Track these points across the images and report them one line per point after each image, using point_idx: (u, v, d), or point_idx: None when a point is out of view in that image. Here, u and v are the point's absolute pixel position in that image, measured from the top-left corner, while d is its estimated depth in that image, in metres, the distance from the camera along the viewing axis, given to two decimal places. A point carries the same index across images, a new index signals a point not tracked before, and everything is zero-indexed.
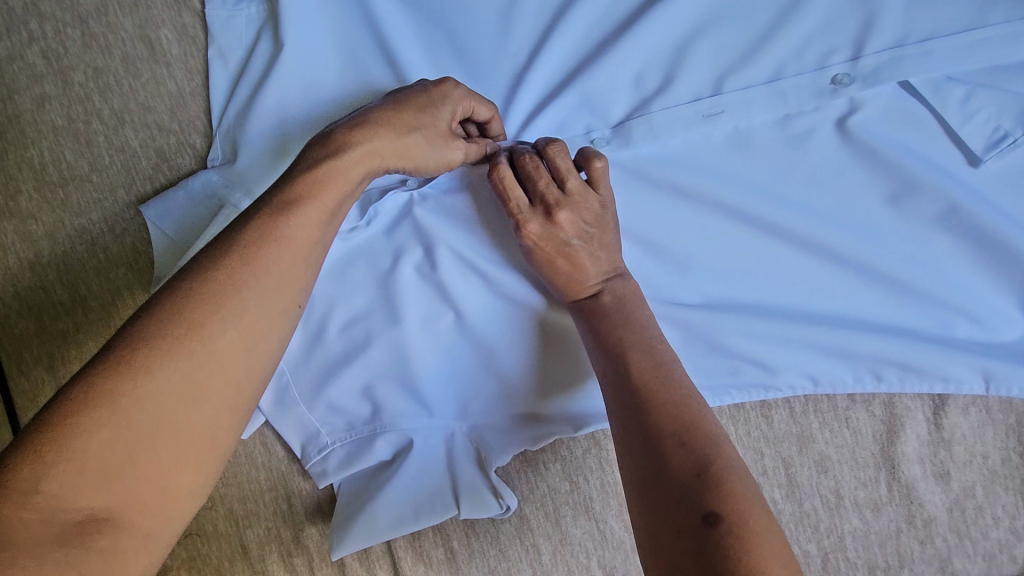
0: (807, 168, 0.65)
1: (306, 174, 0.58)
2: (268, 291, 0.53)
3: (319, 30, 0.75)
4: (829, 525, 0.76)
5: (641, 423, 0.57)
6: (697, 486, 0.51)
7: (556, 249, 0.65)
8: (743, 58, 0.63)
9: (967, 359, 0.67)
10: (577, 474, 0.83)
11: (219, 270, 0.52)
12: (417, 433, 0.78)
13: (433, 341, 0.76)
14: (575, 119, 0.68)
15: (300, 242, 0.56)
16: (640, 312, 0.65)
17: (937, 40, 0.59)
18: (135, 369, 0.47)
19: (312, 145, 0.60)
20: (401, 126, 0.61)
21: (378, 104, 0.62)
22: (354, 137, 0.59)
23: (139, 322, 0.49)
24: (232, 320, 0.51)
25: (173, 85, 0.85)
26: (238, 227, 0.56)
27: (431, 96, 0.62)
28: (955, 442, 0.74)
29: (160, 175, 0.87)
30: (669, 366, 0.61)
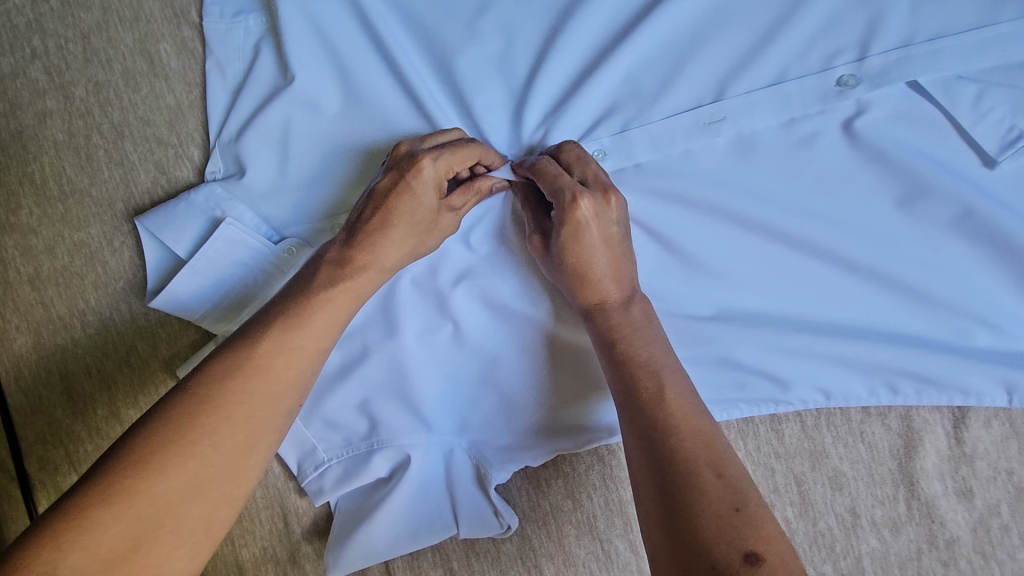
0: (814, 173, 0.63)
1: (320, 290, 0.60)
2: (276, 394, 0.55)
3: (313, 40, 0.73)
4: (846, 545, 0.72)
5: (673, 448, 0.55)
6: (737, 523, 0.49)
7: (602, 236, 0.63)
8: (746, 61, 0.62)
9: (986, 369, 0.64)
10: (580, 492, 0.80)
11: (233, 375, 0.53)
12: (414, 449, 0.75)
13: (432, 355, 0.74)
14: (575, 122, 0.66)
15: (313, 342, 0.58)
16: (658, 328, 0.64)
17: (946, 39, 0.57)
18: (149, 467, 0.48)
19: (322, 260, 0.63)
20: (403, 233, 0.62)
21: (371, 211, 0.62)
22: (366, 251, 0.62)
23: (156, 419, 0.51)
24: (243, 424, 0.52)
25: (172, 98, 0.85)
26: (255, 327, 0.58)
27: (415, 196, 0.61)
28: (978, 457, 0.71)
29: (158, 188, 0.87)
30: (693, 395, 0.60)
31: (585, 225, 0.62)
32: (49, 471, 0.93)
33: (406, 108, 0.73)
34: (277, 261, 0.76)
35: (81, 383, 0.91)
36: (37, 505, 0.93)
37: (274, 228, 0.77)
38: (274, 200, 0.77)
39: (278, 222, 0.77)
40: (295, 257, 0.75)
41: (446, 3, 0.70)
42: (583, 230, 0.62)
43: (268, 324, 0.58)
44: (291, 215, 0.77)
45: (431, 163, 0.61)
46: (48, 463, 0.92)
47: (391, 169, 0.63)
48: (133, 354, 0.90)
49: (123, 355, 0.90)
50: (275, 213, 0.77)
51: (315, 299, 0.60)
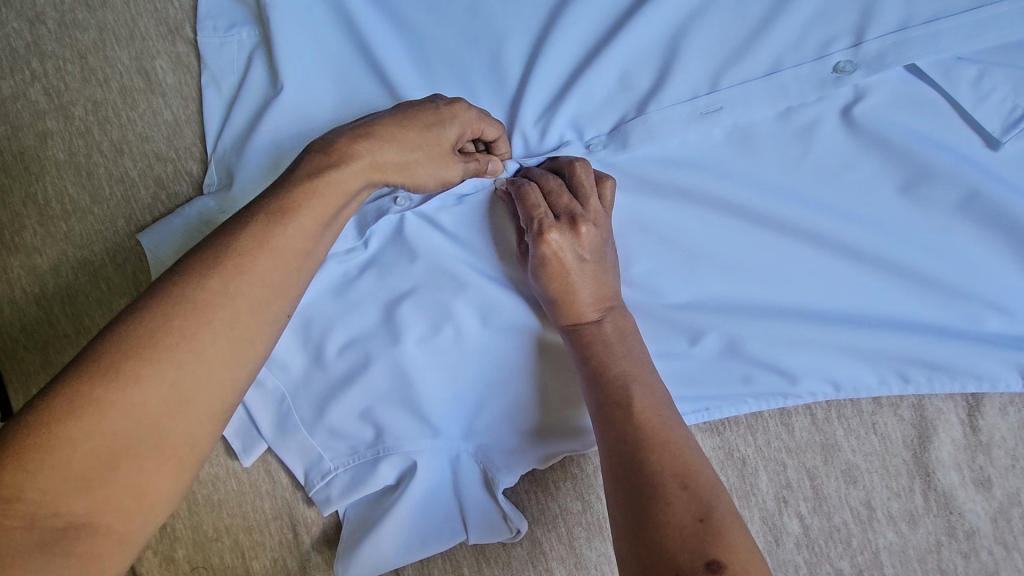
0: (813, 161, 0.62)
1: (307, 180, 0.55)
2: (261, 300, 0.51)
3: (305, 49, 0.74)
4: (862, 540, 0.71)
5: (640, 459, 0.54)
6: (701, 533, 0.48)
7: (574, 262, 0.62)
8: (739, 52, 0.61)
9: (999, 354, 0.63)
10: (589, 493, 0.79)
11: (211, 276, 0.49)
12: (421, 456, 0.74)
13: (435, 360, 0.73)
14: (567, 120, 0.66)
15: (299, 244, 0.53)
16: (637, 346, 0.63)
17: (944, 20, 0.56)
18: (121, 376, 0.44)
19: (313, 148, 0.58)
20: (406, 140, 0.59)
21: (382, 113, 0.61)
22: (360, 140, 0.58)
23: (124, 324, 0.47)
24: (225, 329, 0.48)
25: (170, 113, 0.86)
26: (233, 228, 0.53)
27: (440, 113, 0.61)
28: (995, 446, 0.69)
29: (158, 204, 0.87)
30: (666, 405, 0.59)
31: (554, 255, 0.62)
32: None
33: None
34: None
35: None
36: None
37: None
38: None
39: None
40: None
41: (437, 9, 0.70)
42: (558, 261, 0.62)
43: (249, 220, 0.53)
44: None
45: (469, 105, 0.63)
46: None
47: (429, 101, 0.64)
48: None
49: None
50: None
51: (302, 200, 0.54)
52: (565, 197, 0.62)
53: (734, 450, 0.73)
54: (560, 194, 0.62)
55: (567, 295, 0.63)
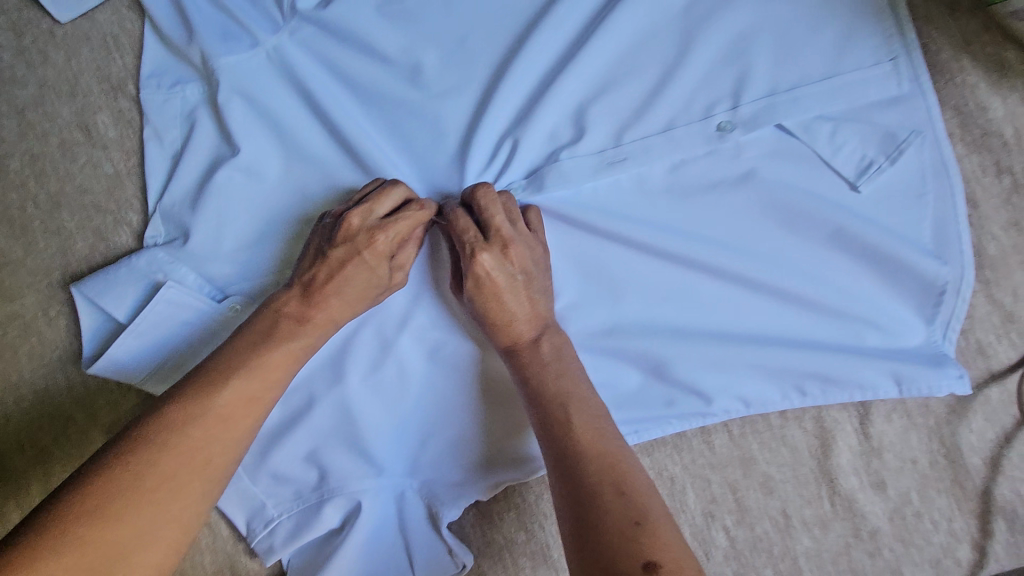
0: (709, 204, 0.70)
1: (279, 341, 0.64)
2: (233, 443, 0.59)
3: (249, 108, 0.78)
4: (782, 547, 0.76)
5: (580, 472, 0.60)
6: (636, 537, 0.54)
7: (505, 282, 0.67)
8: (640, 111, 0.70)
9: (877, 365, 0.69)
10: (532, 523, 0.81)
11: (194, 425, 0.57)
12: (366, 495, 0.75)
13: (379, 398, 0.75)
14: (489, 169, 0.73)
15: (270, 392, 0.63)
16: (572, 362, 0.68)
17: (802, 88, 0.66)
18: (106, 514, 0.51)
19: (280, 312, 0.66)
20: (358, 300, 0.68)
21: (324, 276, 0.67)
22: (321, 313, 0.67)
23: (114, 465, 0.54)
24: (199, 473, 0.56)
25: (110, 166, 0.87)
26: (216, 374, 0.61)
27: (371, 268, 0.67)
28: (886, 449, 0.75)
29: (97, 255, 0.87)
30: (603, 417, 0.64)
31: (487, 276, 0.67)
32: None
33: (343, 164, 0.78)
34: (220, 319, 0.77)
35: (15, 461, 0.87)
36: None
37: (218, 287, 0.79)
38: (218, 261, 0.79)
39: (222, 282, 0.79)
40: (239, 316, 0.78)
41: (373, 71, 0.76)
42: (490, 282, 0.67)
43: (228, 372, 0.61)
44: (236, 275, 0.79)
45: (387, 236, 0.66)
46: None
47: (347, 242, 0.66)
48: (71, 425, 0.88)
49: (60, 427, 0.88)
50: (219, 273, 0.79)
51: (277, 352, 0.64)
52: (497, 218, 0.66)
53: (663, 469, 0.77)
54: (494, 212, 0.66)
55: (501, 321, 0.68)
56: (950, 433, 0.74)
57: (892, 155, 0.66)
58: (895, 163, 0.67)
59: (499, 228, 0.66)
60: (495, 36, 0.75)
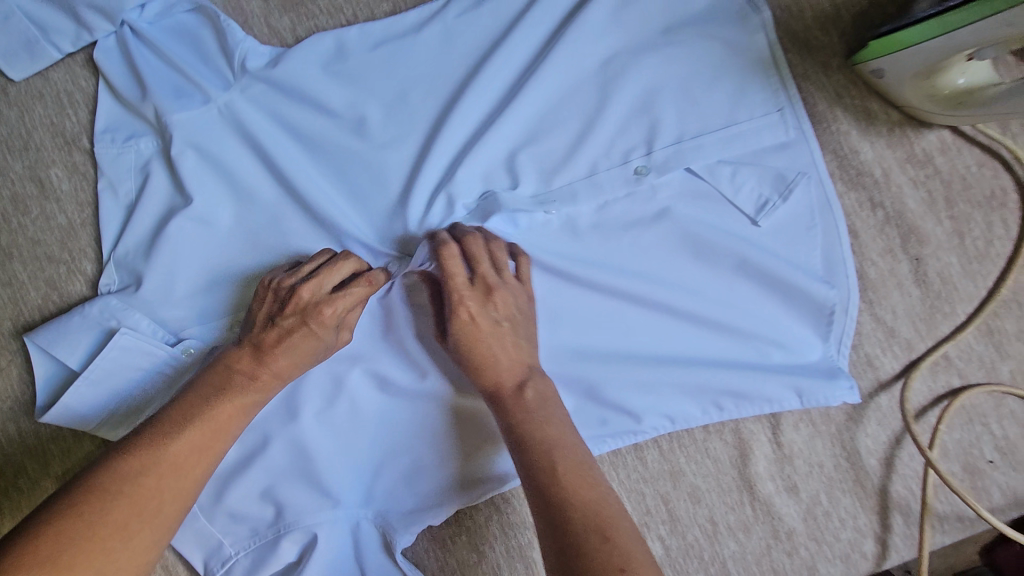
0: (629, 240, 0.77)
1: (229, 391, 0.68)
2: (184, 491, 0.62)
3: (202, 160, 0.82)
4: (711, 552, 0.80)
5: (553, 496, 0.62)
6: (609, 551, 0.58)
7: (486, 325, 0.71)
8: (566, 159, 0.78)
9: (781, 379, 0.75)
10: (483, 543, 0.82)
11: (148, 473, 0.60)
12: (322, 527, 0.78)
13: (332, 432, 0.79)
14: (433, 207, 0.78)
15: (223, 440, 0.66)
16: (558, 407, 0.69)
17: (705, 137, 0.75)
18: (55, 564, 0.53)
19: (232, 368, 0.69)
20: (303, 364, 0.72)
21: (270, 338, 0.70)
22: (265, 373, 0.70)
23: (64, 515, 0.55)
24: (151, 522, 0.59)
25: (64, 218, 0.89)
26: (170, 421, 0.64)
27: (317, 337, 0.71)
28: (795, 456, 0.79)
29: (50, 304, 0.88)
30: (570, 434, 0.67)
31: (472, 320, 0.70)
32: None
33: (293, 211, 0.82)
34: (173, 363, 0.80)
35: None
36: None
37: (172, 332, 0.82)
38: (172, 306, 0.82)
39: (176, 326, 0.82)
40: (193, 358, 0.81)
41: (318, 124, 0.82)
42: (473, 325, 0.70)
43: (181, 421, 0.64)
44: (191, 319, 0.82)
45: (333, 309, 0.71)
46: None
47: (296, 310, 0.70)
48: (22, 474, 0.88)
49: (11, 476, 0.88)
50: (173, 318, 0.82)
51: (229, 401, 0.67)
52: (484, 263, 0.71)
53: None
54: (480, 257, 0.71)
55: (484, 368, 0.70)
56: (850, 439, 0.78)
57: (784, 193, 0.74)
58: (787, 200, 0.75)
59: (483, 272, 0.71)
60: (432, 90, 0.81)
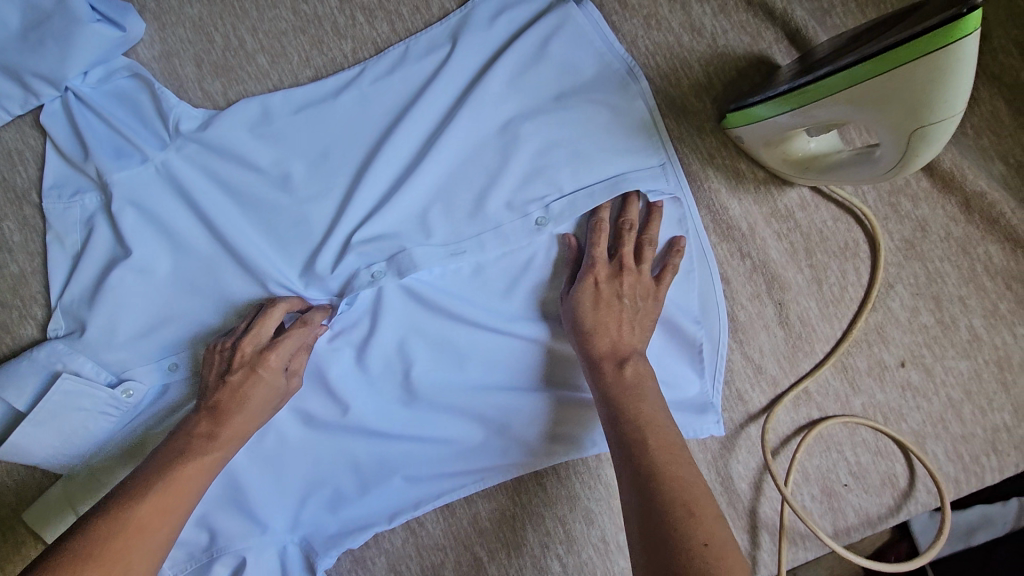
0: (530, 284, 0.85)
1: (188, 456, 0.74)
2: (151, 548, 0.67)
3: (142, 215, 0.89)
4: (603, 568, 0.86)
5: (662, 493, 0.63)
6: (702, 554, 0.57)
7: (612, 295, 0.77)
8: (473, 210, 0.85)
9: None
10: (399, 564, 0.88)
11: (115, 536, 0.66)
12: (250, 552, 0.85)
13: (260, 464, 0.86)
14: (342, 253, 0.85)
15: (186, 497, 0.72)
16: (652, 393, 0.72)
17: (598, 189, 0.82)
18: None
19: (191, 433, 0.76)
20: (260, 408, 0.79)
21: (223, 395, 0.78)
22: (222, 424, 0.77)
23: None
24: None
25: (15, 266, 0.96)
26: (135, 487, 0.70)
27: (270, 382, 0.79)
28: None
29: (3, 346, 0.95)
30: (670, 428, 0.70)
31: (591, 287, 0.77)
32: None
33: (225, 260, 0.89)
34: (115, 402, 0.87)
35: None
36: None
37: (115, 373, 0.89)
38: (112, 350, 0.89)
39: (118, 368, 0.89)
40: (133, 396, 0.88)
41: (248, 180, 0.89)
42: (597, 291, 0.77)
43: (146, 485, 0.71)
44: (131, 360, 0.89)
45: (276, 355, 0.79)
46: None
47: (241, 365, 0.79)
48: None
49: None
50: (115, 360, 0.89)
51: (188, 464, 0.74)
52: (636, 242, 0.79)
53: (506, 509, 0.87)
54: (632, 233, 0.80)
55: (590, 334, 0.76)
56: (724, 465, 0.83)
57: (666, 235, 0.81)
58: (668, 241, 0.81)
59: (624, 253, 0.79)
60: (351, 150, 0.88)
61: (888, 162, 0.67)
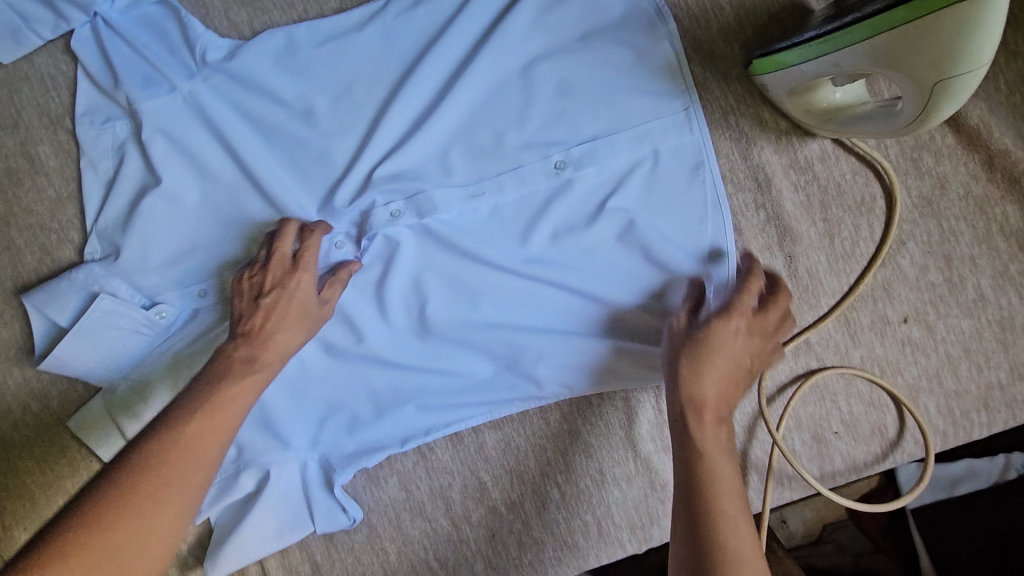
0: (549, 228, 0.85)
1: (233, 378, 0.74)
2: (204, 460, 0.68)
3: (171, 145, 0.92)
4: (598, 498, 0.90)
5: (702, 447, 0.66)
6: (723, 508, 0.63)
7: (742, 342, 0.73)
8: (493, 152, 0.86)
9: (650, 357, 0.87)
10: (410, 484, 0.94)
11: (168, 451, 0.66)
12: (273, 466, 0.92)
13: (284, 387, 0.92)
14: (360, 190, 0.88)
15: (234, 415, 0.72)
16: (748, 342, 0.73)
17: (619, 135, 0.82)
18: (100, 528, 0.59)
19: (232, 356, 0.77)
20: (297, 331, 0.81)
21: (259, 320, 0.79)
22: (264, 348, 0.78)
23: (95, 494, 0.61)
24: (176, 490, 0.64)
25: (52, 191, 1.00)
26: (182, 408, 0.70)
27: (300, 302, 0.81)
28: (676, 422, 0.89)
29: (43, 267, 1.01)
30: (729, 383, 0.71)
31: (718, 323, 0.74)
32: None
33: (250, 191, 0.92)
34: (149, 322, 0.93)
35: None
36: None
37: (149, 297, 0.94)
38: (146, 275, 0.93)
39: (151, 291, 0.94)
40: (166, 318, 0.94)
41: (271, 112, 0.91)
42: (731, 341, 0.73)
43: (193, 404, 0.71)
44: (164, 285, 0.94)
45: (307, 275, 0.81)
46: None
47: (274, 287, 0.80)
48: (27, 412, 1.03)
49: (18, 414, 1.03)
50: (148, 284, 0.94)
51: (233, 386, 0.73)
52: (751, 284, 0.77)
53: (510, 440, 0.92)
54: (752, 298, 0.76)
55: (728, 383, 0.71)
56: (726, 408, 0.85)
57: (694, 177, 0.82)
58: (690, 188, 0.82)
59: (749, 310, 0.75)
60: (373, 85, 0.89)
61: (907, 118, 0.66)
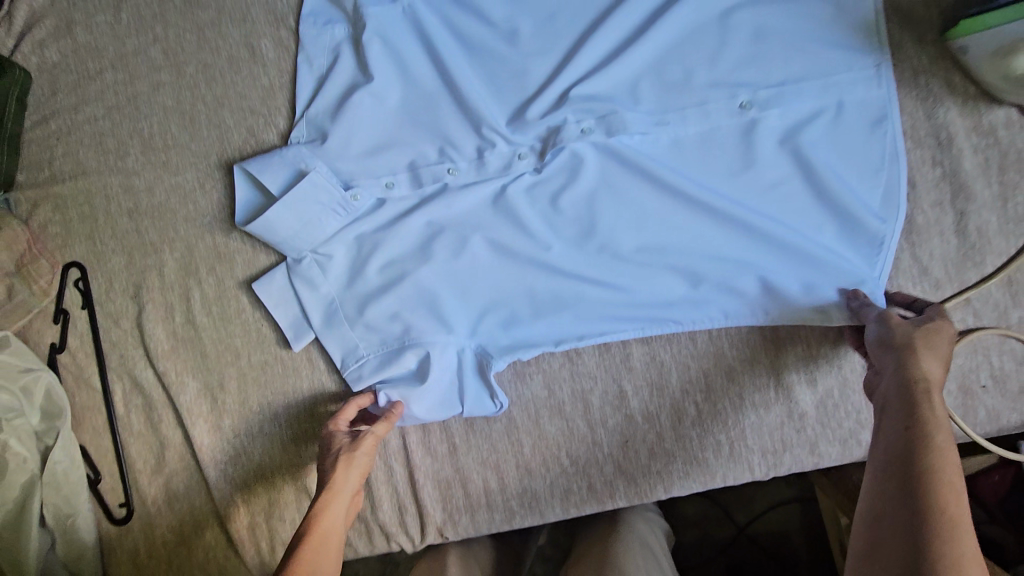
0: (726, 161, 0.93)
1: None
2: None
3: (384, 48, 1.02)
4: (735, 419, 1.01)
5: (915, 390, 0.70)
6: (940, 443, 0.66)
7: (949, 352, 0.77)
8: (682, 86, 0.93)
9: (811, 293, 0.93)
10: (553, 384, 1.03)
11: None
12: (436, 346, 1.01)
13: (453, 278, 1.02)
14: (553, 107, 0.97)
15: None
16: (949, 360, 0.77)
17: (806, 82, 0.90)
18: None
19: None
20: None
21: None
22: None
23: None
24: None
25: (266, 80, 1.13)
26: None
27: None
28: (821, 357, 0.99)
29: (248, 146, 1.13)
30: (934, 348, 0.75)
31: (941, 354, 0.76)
32: (128, 365, 1.17)
33: (447, 99, 1.02)
34: (345, 203, 1.03)
35: (167, 296, 1.16)
36: (116, 391, 1.18)
37: (345, 180, 1.05)
38: (345, 161, 1.04)
39: (347, 176, 1.05)
40: (358, 201, 1.04)
41: (479, 29, 1.00)
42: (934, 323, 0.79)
43: None
44: (359, 172, 1.04)
45: None
46: (128, 357, 1.17)
47: None
48: (211, 273, 1.15)
49: (202, 275, 1.15)
50: (346, 170, 1.05)
51: None
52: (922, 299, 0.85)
53: (657, 355, 1.02)
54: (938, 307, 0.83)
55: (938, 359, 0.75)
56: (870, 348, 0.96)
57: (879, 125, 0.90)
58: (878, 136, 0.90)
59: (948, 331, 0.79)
60: (576, 17, 0.98)
61: None
